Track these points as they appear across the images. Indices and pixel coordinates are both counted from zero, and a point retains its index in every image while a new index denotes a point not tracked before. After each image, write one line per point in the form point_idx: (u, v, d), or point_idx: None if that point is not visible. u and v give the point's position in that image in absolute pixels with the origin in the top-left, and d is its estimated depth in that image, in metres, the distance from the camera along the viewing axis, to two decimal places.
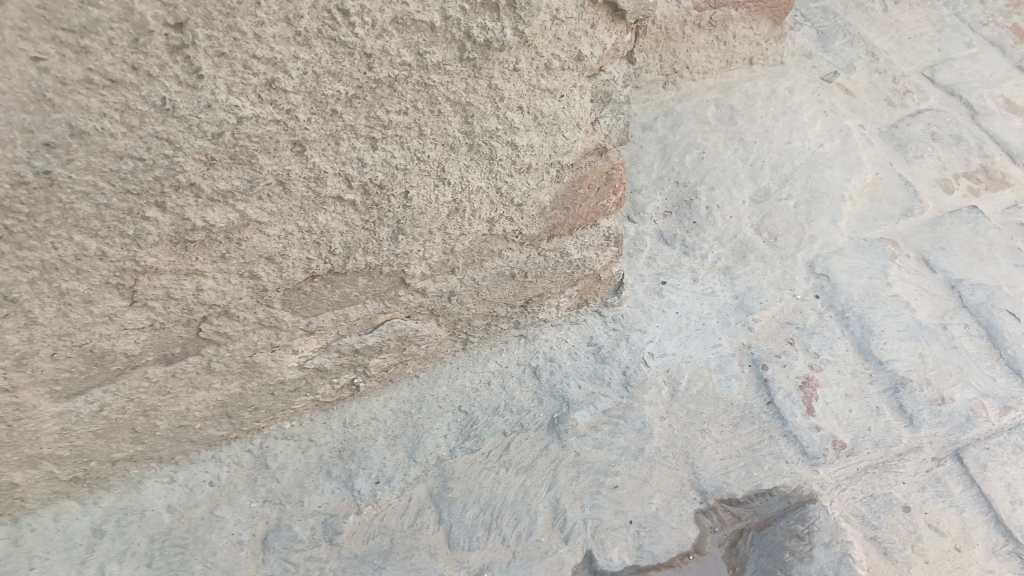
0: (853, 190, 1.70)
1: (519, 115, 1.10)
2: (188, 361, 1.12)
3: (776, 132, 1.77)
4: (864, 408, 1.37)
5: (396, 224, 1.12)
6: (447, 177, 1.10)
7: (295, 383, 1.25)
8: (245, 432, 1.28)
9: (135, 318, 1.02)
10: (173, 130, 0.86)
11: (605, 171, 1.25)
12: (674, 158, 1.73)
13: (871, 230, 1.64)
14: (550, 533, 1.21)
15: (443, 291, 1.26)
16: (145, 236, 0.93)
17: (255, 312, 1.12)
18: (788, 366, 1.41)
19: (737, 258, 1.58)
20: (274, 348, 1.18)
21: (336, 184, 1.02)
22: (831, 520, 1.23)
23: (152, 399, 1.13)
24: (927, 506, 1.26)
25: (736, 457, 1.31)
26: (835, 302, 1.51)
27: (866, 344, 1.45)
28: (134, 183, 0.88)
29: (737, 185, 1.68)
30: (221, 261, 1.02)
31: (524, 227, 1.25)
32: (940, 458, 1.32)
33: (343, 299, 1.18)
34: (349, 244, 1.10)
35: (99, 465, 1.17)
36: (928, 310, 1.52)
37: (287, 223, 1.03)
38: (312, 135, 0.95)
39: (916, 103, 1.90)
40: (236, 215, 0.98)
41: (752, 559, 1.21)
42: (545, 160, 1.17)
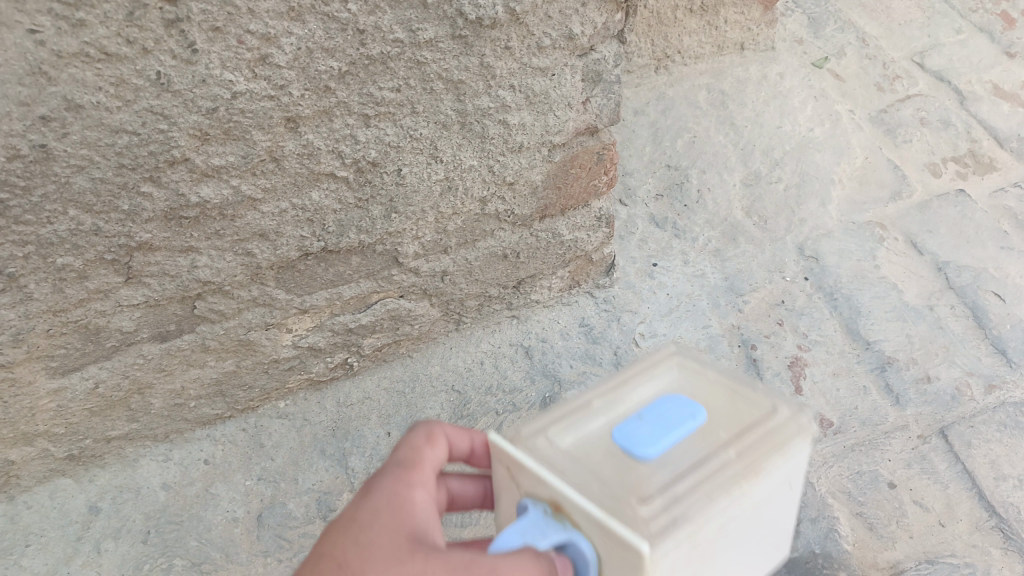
0: (842, 173, 1.71)
1: (511, 93, 1.11)
2: (183, 339, 1.13)
3: (767, 116, 1.79)
4: (851, 387, 1.39)
5: (389, 202, 1.13)
6: (440, 155, 1.11)
7: (290, 361, 1.26)
8: (239, 411, 1.29)
9: (130, 294, 1.03)
10: (168, 105, 0.87)
11: (596, 151, 1.27)
12: (666, 142, 1.74)
13: (860, 213, 1.66)
14: None
15: (436, 270, 1.28)
16: (140, 211, 0.94)
17: (249, 290, 1.13)
18: (776, 346, 1.44)
19: (728, 240, 1.59)
20: (268, 327, 1.20)
21: (330, 161, 1.03)
22: (818, 497, 1.25)
23: (147, 376, 1.14)
24: (912, 483, 1.28)
25: None
26: (823, 284, 1.54)
27: (854, 325, 1.47)
28: (128, 158, 0.89)
29: (728, 169, 1.70)
30: (215, 238, 1.03)
31: (516, 207, 1.26)
32: (925, 436, 1.33)
33: (337, 278, 1.20)
34: (342, 222, 1.11)
35: (94, 443, 1.18)
36: (915, 292, 1.53)
37: (281, 201, 1.04)
38: (305, 111, 0.96)
39: (905, 88, 1.92)
40: (230, 191, 0.99)
41: None
42: (537, 139, 1.18)
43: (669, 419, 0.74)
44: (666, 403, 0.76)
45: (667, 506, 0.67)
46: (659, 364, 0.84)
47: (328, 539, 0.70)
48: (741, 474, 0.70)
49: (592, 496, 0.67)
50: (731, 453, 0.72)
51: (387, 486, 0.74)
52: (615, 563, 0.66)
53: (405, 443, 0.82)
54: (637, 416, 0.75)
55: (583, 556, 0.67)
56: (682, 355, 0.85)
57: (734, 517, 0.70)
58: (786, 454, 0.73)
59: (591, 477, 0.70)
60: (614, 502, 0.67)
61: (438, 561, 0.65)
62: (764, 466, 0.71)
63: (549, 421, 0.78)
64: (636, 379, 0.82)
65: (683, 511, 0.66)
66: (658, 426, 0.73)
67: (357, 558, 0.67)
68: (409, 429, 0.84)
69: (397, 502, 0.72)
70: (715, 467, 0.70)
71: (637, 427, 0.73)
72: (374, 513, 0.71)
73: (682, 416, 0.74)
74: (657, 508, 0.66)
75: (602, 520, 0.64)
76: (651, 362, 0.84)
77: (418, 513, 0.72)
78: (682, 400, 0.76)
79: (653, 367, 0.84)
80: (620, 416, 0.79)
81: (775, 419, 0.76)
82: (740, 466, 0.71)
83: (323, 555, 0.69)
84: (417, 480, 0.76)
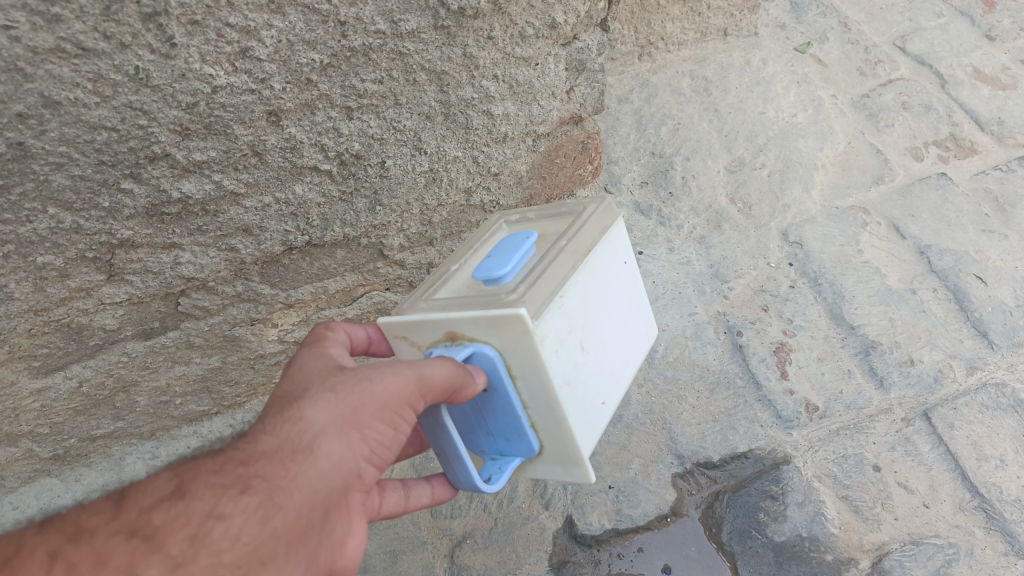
0: (826, 159, 1.72)
1: (494, 83, 1.10)
2: (167, 336, 1.14)
3: (750, 103, 1.79)
4: (836, 371, 1.41)
5: (373, 194, 1.12)
6: (424, 146, 1.10)
7: (276, 356, 1.30)
8: (226, 408, 1.32)
9: (113, 292, 1.03)
10: (147, 100, 0.85)
11: (581, 140, 1.29)
12: (650, 130, 1.74)
13: (842, 199, 1.66)
14: (531, 500, 1.30)
15: (422, 262, 1.29)
16: (121, 208, 0.93)
17: (232, 286, 1.13)
18: (762, 332, 1.46)
19: (713, 227, 1.61)
20: (253, 323, 1.22)
21: (313, 154, 1.02)
22: (804, 481, 1.26)
23: (132, 374, 1.15)
24: (896, 465, 1.29)
25: (713, 422, 1.36)
26: (807, 270, 1.55)
27: (838, 310, 1.49)
28: (108, 154, 0.87)
29: (712, 156, 1.70)
30: (198, 233, 1.02)
31: (501, 198, 1.26)
32: (909, 419, 1.35)
33: (321, 272, 1.20)
34: (326, 215, 1.10)
35: (78, 443, 1.18)
36: (897, 276, 1.54)
37: (265, 195, 1.03)
38: (287, 104, 0.95)
39: (886, 73, 1.92)
40: (212, 186, 0.97)
41: (728, 520, 1.24)
42: (521, 129, 1.18)
43: (508, 245, 0.90)
44: (503, 242, 0.92)
45: (528, 287, 0.81)
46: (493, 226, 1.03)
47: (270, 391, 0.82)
48: (572, 252, 0.87)
49: (471, 307, 0.82)
50: (562, 242, 0.89)
51: (304, 353, 0.87)
52: (511, 346, 0.79)
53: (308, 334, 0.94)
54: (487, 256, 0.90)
55: (488, 355, 0.80)
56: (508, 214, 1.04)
57: (586, 282, 0.86)
58: (603, 232, 0.91)
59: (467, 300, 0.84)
60: (489, 302, 0.81)
61: (367, 366, 0.79)
62: (587, 241, 0.89)
63: (424, 291, 0.92)
64: (482, 243, 1.00)
65: (539, 283, 0.82)
66: (504, 251, 0.88)
67: (299, 386, 0.80)
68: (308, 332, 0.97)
69: (315, 356, 0.86)
70: (554, 256, 0.87)
71: (488, 260, 0.88)
72: (301, 365, 0.84)
73: (514, 241, 0.91)
74: (522, 291, 0.81)
75: (484, 312, 0.79)
76: (488, 230, 1.02)
77: (336, 358, 0.86)
78: (512, 236, 0.93)
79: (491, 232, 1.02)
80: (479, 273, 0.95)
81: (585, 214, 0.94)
82: (569, 249, 0.88)
83: (269, 398, 0.81)
84: (329, 343, 0.90)
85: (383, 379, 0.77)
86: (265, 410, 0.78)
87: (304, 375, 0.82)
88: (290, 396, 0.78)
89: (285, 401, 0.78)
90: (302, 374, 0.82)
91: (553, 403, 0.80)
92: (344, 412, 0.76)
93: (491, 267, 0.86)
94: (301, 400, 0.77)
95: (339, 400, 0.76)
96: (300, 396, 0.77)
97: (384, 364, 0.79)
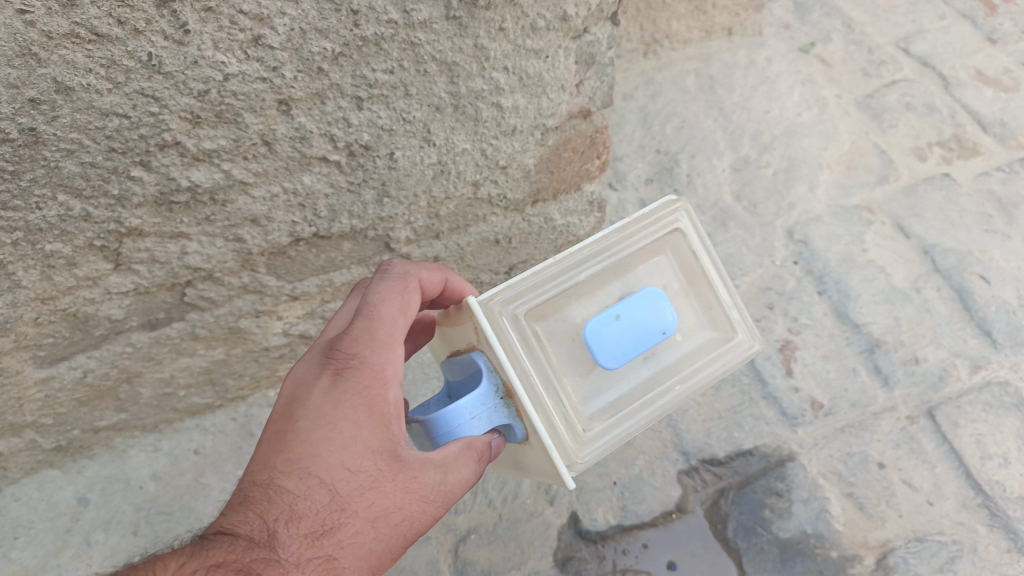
0: (830, 158, 1.72)
1: (505, 75, 1.08)
2: (173, 327, 1.14)
3: (755, 102, 1.79)
4: (841, 369, 1.42)
5: (381, 186, 1.11)
6: (432, 138, 1.09)
7: (280, 350, 1.30)
8: (229, 401, 1.34)
9: (120, 282, 1.03)
10: (160, 87, 0.85)
11: (589, 135, 1.26)
12: (655, 128, 1.75)
13: (848, 198, 1.66)
14: (536, 496, 1.30)
15: (428, 256, 1.28)
16: (130, 196, 0.93)
17: (239, 278, 1.13)
18: (766, 330, 1.47)
19: (718, 225, 1.61)
20: (258, 314, 1.21)
21: (322, 145, 1.01)
22: (809, 478, 1.29)
23: (136, 365, 1.16)
24: (901, 463, 1.31)
25: (718, 419, 1.37)
26: (812, 268, 1.55)
27: (842, 308, 1.49)
28: (119, 142, 0.87)
29: (717, 154, 1.70)
30: (205, 223, 1.02)
31: (509, 192, 1.25)
32: (914, 417, 1.36)
33: (327, 264, 1.20)
34: (334, 207, 1.10)
35: (82, 434, 1.21)
36: (902, 275, 1.54)
37: (273, 185, 1.02)
38: (298, 94, 0.94)
39: (891, 74, 1.91)
40: (221, 175, 0.97)
41: (733, 516, 1.26)
42: (530, 122, 1.16)
43: (639, 328, 0.92)
44: (645, 305, 0.93)
45: (604, 430, 0.96)
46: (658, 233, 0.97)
47: (321, 456, 0.83)
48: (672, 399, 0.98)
49: (549, 409, 0.91)
50: (673, 383, 0.99)
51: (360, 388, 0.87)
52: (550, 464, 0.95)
53: (367, 318, 0.92)
54: (616, 316, 0.92)
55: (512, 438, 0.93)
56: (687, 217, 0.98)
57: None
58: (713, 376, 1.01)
59: (550, 376, 0.93)
60: (568, 426, 0.93)
61: (412, 491, 0.86)
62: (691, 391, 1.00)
63: (536, 295, 0.92)
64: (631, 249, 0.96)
65: (614, 430, 0.96)
66: (630, 343, 0.92)
67: (349, 487, 0.84)
68: (372, 292, 0.95)
69: (375, 412, 0.86)
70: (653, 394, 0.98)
71: (612, 328, 0.92)
72: (359, 429, 0.85)
73: (654, 323, 0.93)
74: (596, 432, 0.95)
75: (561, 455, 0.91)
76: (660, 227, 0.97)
77: (391, 420, 0.87)
78: (660, 305, 0.93)
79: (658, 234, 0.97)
80: (600, 281, 0.97)
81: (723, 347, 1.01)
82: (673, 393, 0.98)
83: (317, 477, 0.83)
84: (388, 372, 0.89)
85: (415, 527, 0.87)
86: (308, 514, 0.82)
87: (356, 461, 0.84)
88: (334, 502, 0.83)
89: (329, 517, 0.83)
90: (354, 457, 0.84)
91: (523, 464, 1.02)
92: (371, 555, 0.85)
93: (603, 354, 0.92)
94: (343, 521, 0.83)
95: (372, 542, 0.85)
96: (345, 520, 0.83)
97: (423, 498, 0.86)
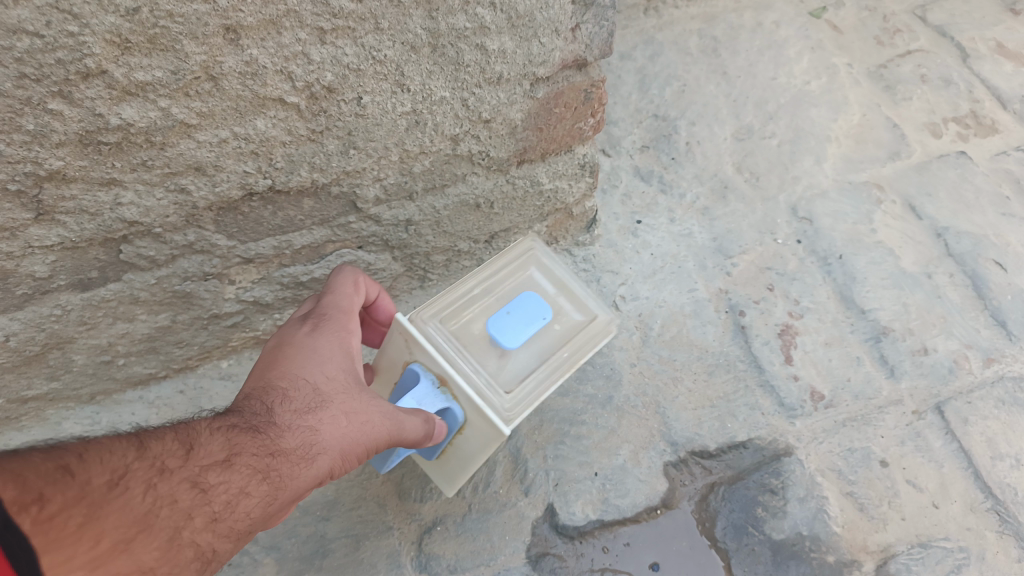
0: (839, 131, 1.59)
1: (491, 12, 0.93)
2: (108, 289, 1.02)
3: (761, 67, 1.66)
4: (843, 358, 1.32)
5: (346, 135, 0.97)
6: (407, 83, 0.95)
7: (233, 318, 1.18)
8: (176, 371, 1.22)
9: (43, 234, 0.90)
10: (77, 1, 0.70)
11: (583, 89, 1.11)
12: (653, 91, 1.62)
13: (856, 173, 1.53)
14: (510, 485, 1.19)
15: (399, 219, 1.15)
16: (48, 133, 0.80)
17: (184, 235, 1.00)
18: (766, 313, 1.36)
19: (717, 198, 1.48)
20: (207, 278, 1.08)
21: (278, 84, 0.87)
22: (807, 475, 1.20)
23: (67, 330, 1.04)
24: (905, 461, 1.22)
25: (711, 407, 1.27)
26: (817, 248, 1.43)
27: (847, 292, 1.38)
28: (31, 67, 0.73)
29: (719, 121, 1.58)
30: (142, 169, 0.89)
31: (492, 149, 1.11)
32: (920, 412, 1.27)
33: (286, 224, 1.06)
34: (292, 157, 0.96)
35: (7, 404, 1.08)
36: (912, 258, 1.43)
37: (221, 128, 0.89)
38: (248, 20, 0.79)
39: (905, 44, 1.79)
40: (158, 113, 0.83)
41: (723, 514, 1.17)
42: (518, 69, 1.02)
43: (528, 317, 1.02)
44: (527, 299, 1.05)
45: (521, 393, 0.99)
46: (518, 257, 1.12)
47: (302, 363, 0.87)
48: (568, 367, 1.03)
49: (472, 378, 0.99)
50: (565, 352, 1.04)
51: (335, 325, 0.93)
52: (477, 431, 0.98)
53: (330, 288, 1.00)
54: (506, 312, 1.02)
55: (455, 418, 0.98)
56: (538, 241, 1.14)
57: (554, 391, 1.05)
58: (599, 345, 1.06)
59: (469, 359, 1.00)
60: (485, 386, 0.99)
61: (378, 404, 0.88)
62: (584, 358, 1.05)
63: (442, 308, 1.04)
64: (499, 262, 1.11)
65: (530, 394, 0.99)
66: (522, 323, 1.02)
67: (330, 387, 0.86)
68: (335, 274, 1.02)
69: (346, 345, 0.92)
70: (552, 364, 1.02)
71: (504, 321, 1.01)
72: (334, 351, 0.90)
73: (535, 309, 1.04)
74: (514, 394, 0.99)
75: (481, 405, 0.96)
76: (516, 245, 1.13)
77: (357, 359, 0.93)
78: (538, 299, 1.05)
79: (515, 249, 1.12)
80: (492, 299, 1.08)
81: (598, 321, 1.07)
82: (569, 364, 1.03)
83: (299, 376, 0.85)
84: (355, 325, 0.96)
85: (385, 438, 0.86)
86: (293, 395, 0.83)
87: (334, 371, 0.88)
88: (314, 392, 0.84)
89: (312, 401, 0.84)
90: (331, 366, 0.88)
91: (464, 465, 1.02)
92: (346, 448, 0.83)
93: (506, 339, 1.00)
94: (323, 410, 0.83)
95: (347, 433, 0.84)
96: (326, 406, 0.84)
97: (383, 407, 0.87)
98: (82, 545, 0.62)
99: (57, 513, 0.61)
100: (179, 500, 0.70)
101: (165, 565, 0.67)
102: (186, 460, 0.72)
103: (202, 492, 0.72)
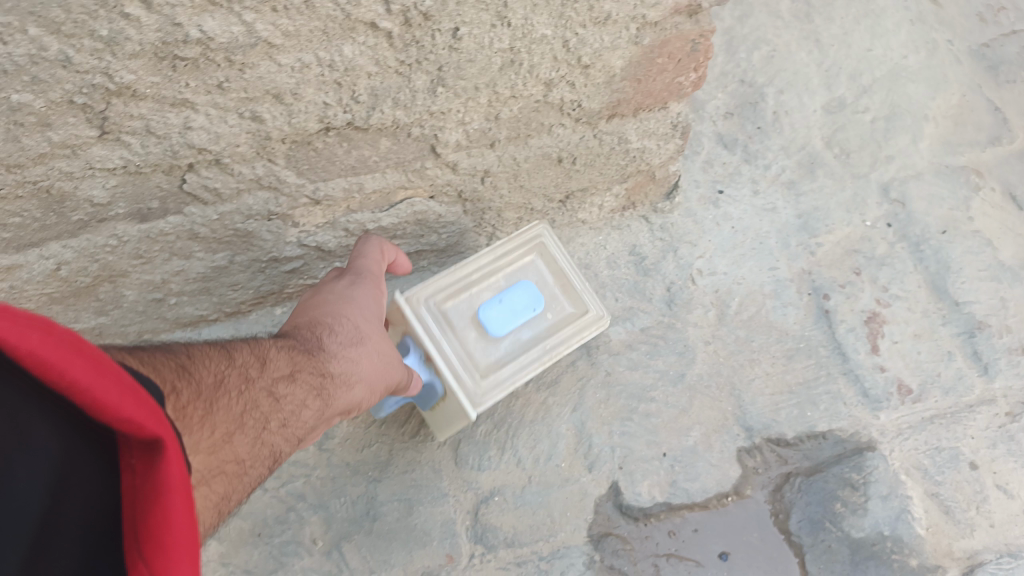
0: (937, 110, 1.48)
1: None
2: (167, 222, 0.95)
3: (857, 36, 1.55)
4: (934, 352, 1.23)
5: (436, 71, 0.89)
6: (508, 16, 0.87)
7: (292, 263, 1.11)
8: (227, 315, 1.15)
9: (105, 156, 0.83)
10: None
11: (691, 39, 1.02)
12: (740, 54, 1.52)
13: (954, 157, 1.44)
14: (573, 460, 1.12)
15: (476, 168, 1.07)
16: (122, 40, 0.72)
17: (252, 168, 0.93)
18: (852, 298, 1.26)
19: (804, 172, 1.39)
20: (271, 218, 1.01)
21: (372, 6, 0.79)
22: (891, 472, 1.11)
23: (121, 263, 0.98)
24: (996, 465, 1.14)
25: (789, 394, 1.19)
26: (909, 233, 1.34)
27: (940, 281, 1.29)
28: None
29: (810, 92, 1.48)
30: (216, 91, 0.82)
31: (585, 99, 1.03)
32: (1015, 414, 1.18)
33: (359, 164, 0.99)
34: (376, 91, 0.89)
35: None
36: (1011, 250, 1.33)
37: (305, 52, 0.81)
38: None
39: (1010, 23, 1.67)
40: (241, 28, 0.76)
41: (799, 507, 1.11)
42: (628, 11, 0.93)
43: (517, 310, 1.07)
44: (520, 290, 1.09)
45: (497, 378, 1.05)
46: (524, 242, 1.13)
47: (343, 304, 0.91)
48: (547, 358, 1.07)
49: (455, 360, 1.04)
50: (546, 345, 1.08)
51: (371, 273, 0.97)
52: (450, 406, 1.02)
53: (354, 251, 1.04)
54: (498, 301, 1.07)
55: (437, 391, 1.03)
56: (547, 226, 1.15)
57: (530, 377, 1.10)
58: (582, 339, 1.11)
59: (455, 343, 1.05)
60: (464, 371, 1.03)
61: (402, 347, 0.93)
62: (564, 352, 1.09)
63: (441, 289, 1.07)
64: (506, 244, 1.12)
65: (508, 380, 1.05)
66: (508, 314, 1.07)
67: (368, 326, 0.90)
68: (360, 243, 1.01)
69: (380, 293, 0.97)
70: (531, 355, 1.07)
71: None
72: (370, 297, 0.94)
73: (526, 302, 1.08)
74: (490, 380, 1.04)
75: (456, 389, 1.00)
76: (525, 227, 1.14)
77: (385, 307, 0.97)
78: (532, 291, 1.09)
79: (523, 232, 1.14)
80: (490, 283, 1.12)
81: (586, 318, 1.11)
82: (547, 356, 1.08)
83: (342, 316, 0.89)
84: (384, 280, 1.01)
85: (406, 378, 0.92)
86: (340, 329, 0.87)
87: (370, 313, 0.92)
88: (356, 329, 0.89)
89: (354, 336, 0.88)
90: (367, 309, 0.93)
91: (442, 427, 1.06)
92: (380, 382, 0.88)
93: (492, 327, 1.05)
94: (365, 344, 0.88)
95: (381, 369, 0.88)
96: (366, 342, 0.88)
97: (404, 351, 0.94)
98: (203, 434, 0.65)
99: (177, 409, 0.62)
100: (261, 406, 0.72)
101: (251, 462, 0.70)
102: (261, 371, 0.75)
103: (276, 400, 0.74)
